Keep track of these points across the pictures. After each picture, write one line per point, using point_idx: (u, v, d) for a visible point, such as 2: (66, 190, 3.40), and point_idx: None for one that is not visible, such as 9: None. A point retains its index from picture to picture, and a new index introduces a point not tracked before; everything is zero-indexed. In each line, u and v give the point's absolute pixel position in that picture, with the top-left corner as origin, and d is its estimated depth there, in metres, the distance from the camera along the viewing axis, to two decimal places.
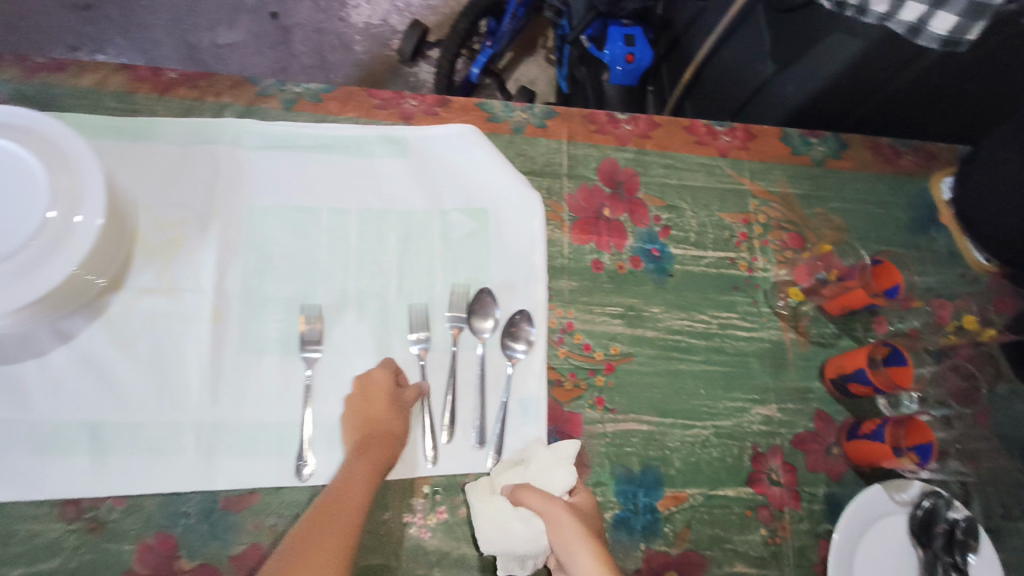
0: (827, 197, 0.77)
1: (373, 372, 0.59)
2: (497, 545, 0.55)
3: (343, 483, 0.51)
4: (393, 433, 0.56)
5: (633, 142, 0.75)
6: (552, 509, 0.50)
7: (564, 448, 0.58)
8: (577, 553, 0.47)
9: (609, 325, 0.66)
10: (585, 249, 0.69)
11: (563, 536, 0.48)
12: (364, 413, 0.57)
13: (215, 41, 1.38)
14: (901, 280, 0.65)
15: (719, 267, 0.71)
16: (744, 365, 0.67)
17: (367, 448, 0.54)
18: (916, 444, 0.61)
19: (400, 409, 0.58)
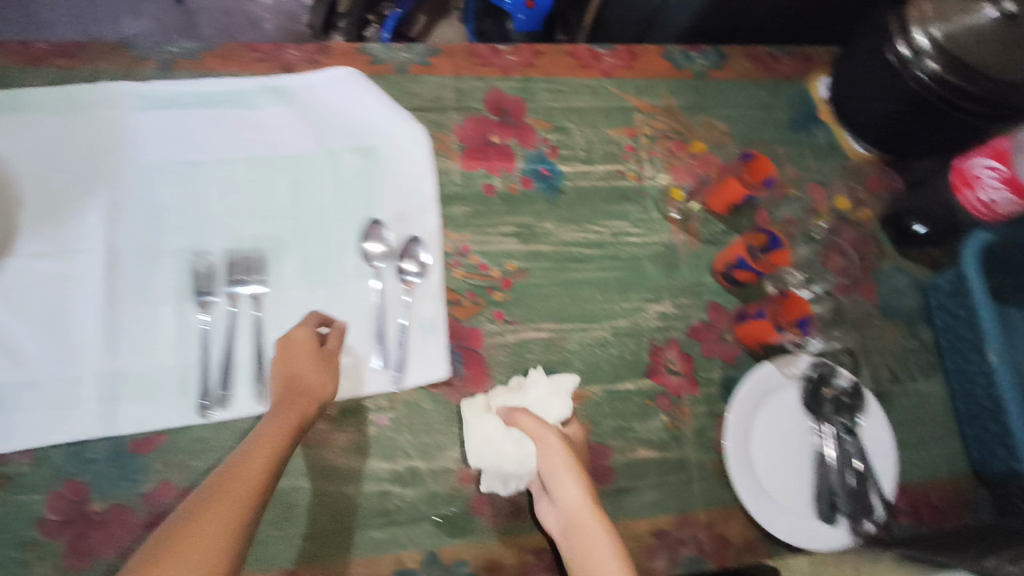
0: (711, 105, 0.79)
1: (293, 331, 0.57)
2: (485, 460, 0.59)
3: (257, 441, 0.46)
4: (317, 397, 0.53)
5: (517, 72, 0.75)
6: (542, 434, 0.55)
7: (563, 380, 0.63)
8: (568, 475, 0.52)
9: (503, 243, 0.68)
10: (476, 175, 0.70)
11: (556, 459, 0.53)
12: (303, 379, 0.54)
13: (119, 33, 1.36)
14: (774, 171, 0.71)
15: (607, 180, 0.73)
16: (638, 269, 0.70)
17: (298, 403, 0.51)
18: (795, 317, 0.67)
19: (330, 375, 0.55)
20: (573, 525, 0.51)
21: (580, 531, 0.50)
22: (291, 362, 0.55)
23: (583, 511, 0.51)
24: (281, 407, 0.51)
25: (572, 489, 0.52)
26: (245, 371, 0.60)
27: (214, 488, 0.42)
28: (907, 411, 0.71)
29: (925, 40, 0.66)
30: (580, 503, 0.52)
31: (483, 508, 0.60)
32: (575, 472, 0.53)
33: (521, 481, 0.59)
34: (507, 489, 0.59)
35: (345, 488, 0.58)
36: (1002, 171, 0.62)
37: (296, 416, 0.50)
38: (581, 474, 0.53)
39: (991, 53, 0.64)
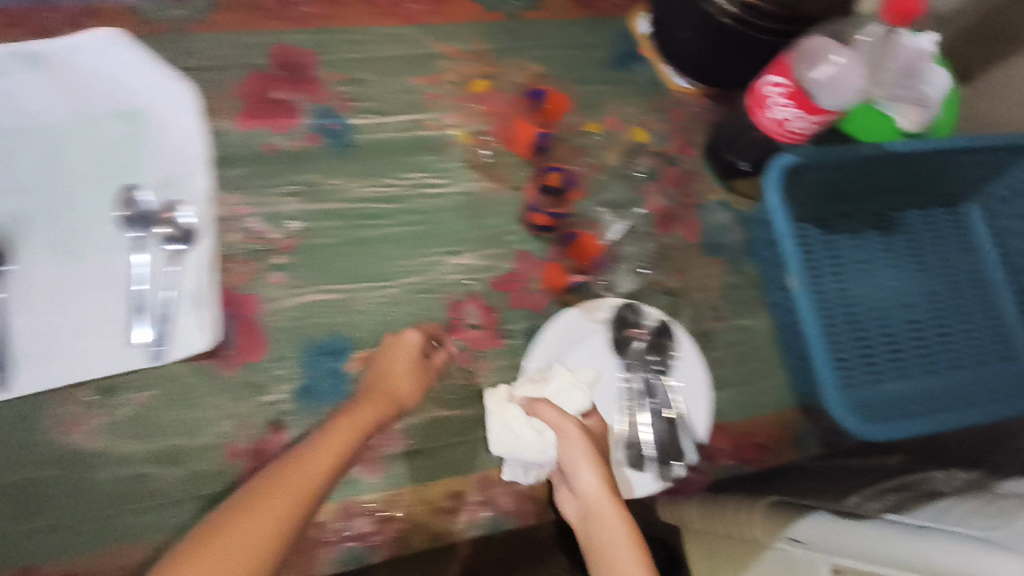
0: (528, 46, 0.73)
1: (406, 334, 0.61)
2: (505, 449, 0.59)
3: (308, 451, 0.51)
4: (394, 399, 0.58)
5: (313, 24, 0.69)
6: (564, 426, 0.54)
7: (593, 370, 0.60)
8: (585, 467, 0.53)
9: (285, 203, 0.64)
10: (255, 134, 0.66)
11: (575, 450, 0.53)
12: (388, 386, 0.58)
13: None
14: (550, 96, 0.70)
15: (404, 130, 0.68)
16: (437, 221, 0.66)
17: (362, 405, 0.56)
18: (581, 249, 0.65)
19: (420, 383, 0.59)
20: (590, 513, 0.52)
21: (602, 520, 0.51)
22: (390, 366, 0.59)
23: (605, 503, 0.52)
24: (350, 405, 0.56)
25: (591, 480, 0.53)
26: None
27: (264, 493, 0.47)
28: (731, 348, 0.68)
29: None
30: (598, 493, 0.52)
31: None
32: (595, 464, 0.53)
33: (542, 470, 0.60)
34: (527, 478, 0.60)
35: (98, 471, 0.55)
36: (788, 86, 0.59)
37: (374, 413, 0.56)
38: (598, 462, 0.53)
39: None
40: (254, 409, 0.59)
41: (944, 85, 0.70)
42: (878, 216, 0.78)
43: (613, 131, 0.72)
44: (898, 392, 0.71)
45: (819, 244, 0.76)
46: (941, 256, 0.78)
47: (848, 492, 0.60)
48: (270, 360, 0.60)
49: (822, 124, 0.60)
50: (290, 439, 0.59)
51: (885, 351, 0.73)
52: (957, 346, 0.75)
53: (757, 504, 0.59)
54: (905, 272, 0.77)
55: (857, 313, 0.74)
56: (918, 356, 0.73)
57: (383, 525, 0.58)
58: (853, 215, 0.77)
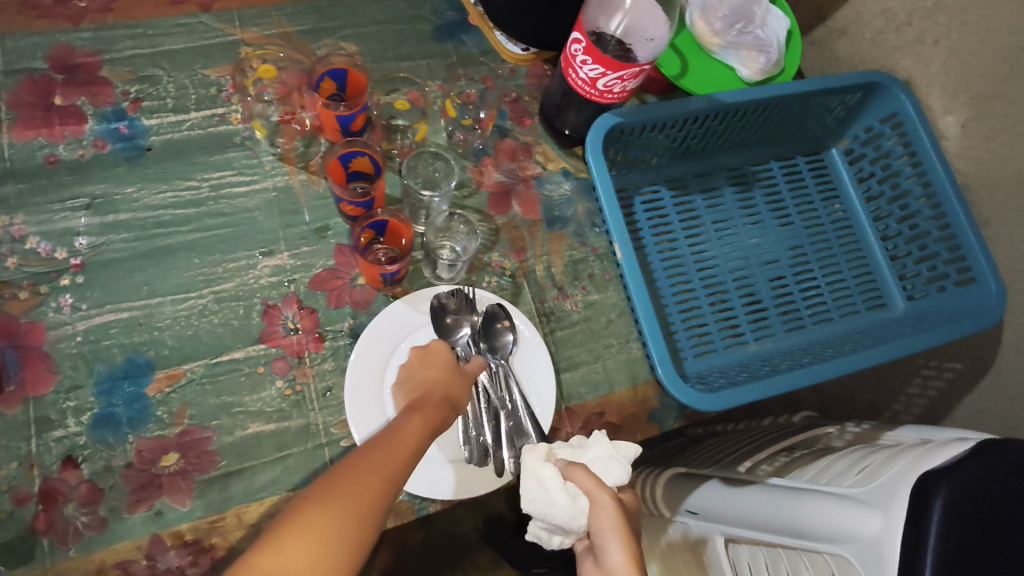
0: (336, 26, 0.70)
1: (430, 344, 0.54)
2: (533, 508, 0.45)
3: (401, 425, 0.43)
4: (453, 400, 0.49)
5: (89, 19, 0.65)
6: (597, 492, 0.44)
7: (623, 448, 0.49)
8: (616, 546, 0.42)
9: (70, 219, 0.59)
10: (34, 145, 0.60)
11: (606, 523, 0.43)
12: (441, 385, 0.50)
13: None
14: (342, 71, 0.60)
15: (204, 127, 0.63)
16: (247, 221, 0.61)
17: (439, 400, 0.48)
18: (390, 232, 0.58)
19: (466, 381, 0.52)
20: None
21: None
22: (433, 364, 0.52)
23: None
24: (419, 407, 0.46)
25: (620, 560, 0.41)
26: None
27: (357, 463, 0.39)
28: (580, 326, 0.64)
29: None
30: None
31: (49, 528, 0.50)
32: (625, 537, 0.42)
33: (566, 536, 0.48)
34: (551, 542, 0.49)
35: None
36: (583, 42, 0.54)
37: (450, 408, 0.48)
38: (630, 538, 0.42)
39: None
40: (42, 446, 0.52)
41: (781, 28, 0.68)
42: (733, 170, 0.73)
43: (420, 106, 0.68)
44: (759, 355, 0.66)
45: (672, 206, 0.70)
46: (803, 205, 0.74)
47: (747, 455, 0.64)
48: (61, 392, 0.54)
49: (629, 81, 0.55)
50: (85, 475, 0.52)
51: (747, 313, 0.68)
52: (825, 298, 0.70)
53: (661, 480, 0.66)
54: (767, 225, 0.72)
55: (714, 275, 0.68)
56: (784, 315, 0.68)
57: (199, 557, 0.51)
58: (708, 173, 0.73)
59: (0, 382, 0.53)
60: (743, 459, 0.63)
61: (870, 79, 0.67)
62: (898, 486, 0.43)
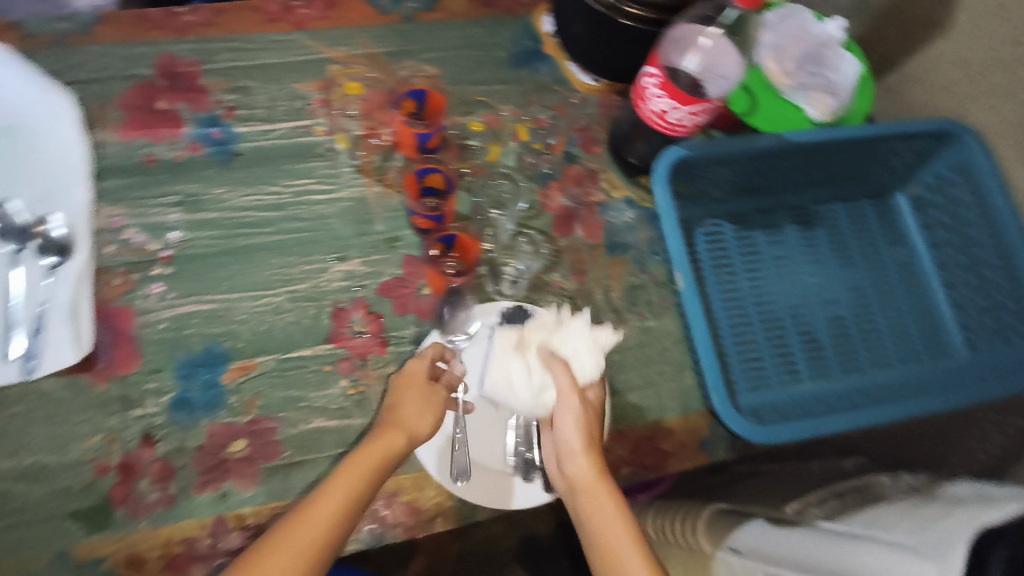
0: (418, 49, 0.74)
1: (409, 366, 0.56)
2: (497, 390, 0.55)
3: (330, 484, 0.47)
4: (408, 434, 0.52)
5: (194, 32, 0.70)
6: (564, 395, 0.53)
7: (600, 337, 0.56)
8: (579, 452, 0.51)
9: (163, 215, 0.63)
10: (136, 144, 0.65)
11: (571, 429, 0.52)
12: (398, 417, 0.52)
13: None
14: (430, 93, 0.65)
15: (291, 137, 0.67)
16: (323, 228, 0.65)
17: (386, 436, 0.51)
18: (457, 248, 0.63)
19: (431, 411, 0.54)
20: (583, 496, 0.50)
21: (590, 502, 0.49)
22: (401, 393, 0.54)
23: (593, 486, 0.49)
24: (364, 448, 0.50)
25: (584, 466, 0.50)
26: None
27: (271, 543, 0.43)
28: (634, 351, 0.66)
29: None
30: (590, 474, 0.50)
31: (125, 499, 0.54)
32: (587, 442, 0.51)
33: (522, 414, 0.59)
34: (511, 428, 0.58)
35: None
36: (659, 77, 0.56)
37: (398, 444, 0.51)
38: (591, 443, 0.51)
39: None
40: (125, 422, 0.56)
41: (853, 73, 0.68)
42: (798, 209, 0.74)
43: (494, 129, 0.71)
44: (814, 395, 0.66)
45: (734, 240, 0.71)
46: (867, 249, 0.73)
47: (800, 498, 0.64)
48: (145, 373, 0.58)
49: (700, 117, 0.57)
50: (160, 453, 0.56)
51: (804, 352, 0.68)
52: (884, 343, 0.69)
53: (701, 516, 0.66)
54: (829, 266, 0.72)
55: (773, 312, 0.69)
56: (842, 356, 0.68)
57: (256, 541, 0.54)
58: (772, 210, 0.73)
59: (91, 359, 0.58)
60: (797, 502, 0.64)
61: (941, 126, 0.66)
62: (953, 538, 0.43)
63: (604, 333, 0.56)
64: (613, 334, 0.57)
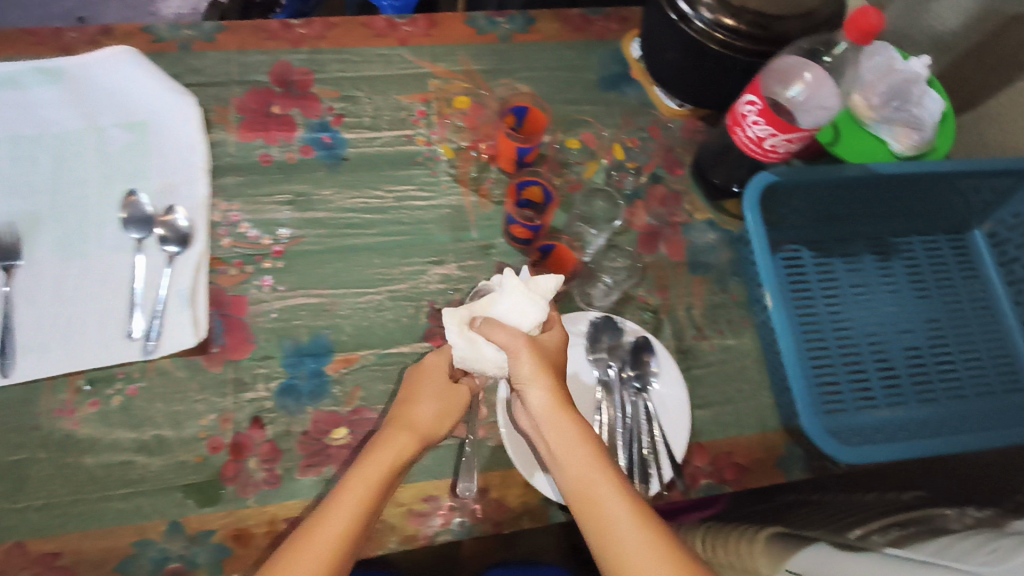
0: (513, 68, 0.78)
1: (426, 359, 0.62)
2: (466, 364, 0.58)
3: (344, 483, 0.50)
4: (424, 433, 0.56)
5: (308, 44, 0.74)
6: (519, 349, 0.53)
7: (544, 284, 0.57)
8: (538, 386, 0.52)
9: (276, 212, 0.67)
10: (252, 145, 0.69)
11: (527, 365, 0.53)
12: (414, 416, 0.56)
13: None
14: (530, 109, 0.67)
15: (394, 145, 0.71)
16: (422, 232, 0.68)
17: (400, 437, 0.55)
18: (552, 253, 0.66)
19: (445, 411, 0.58)
20: (546, 422, 0.52)
21: (561, 442, 0.51)
22: (419, 392, 0.59)
23: (553, 415, 0.51)
24: (373, 449, 0.53)
25: (542, 398, 0.52)
26: None
27: (295, 545, 0.47)
28: (712, 367, 0.68)
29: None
30: (548, 404, 0.52)
31: (234, 476, 0.57)
32: (547, 382, 0.52)
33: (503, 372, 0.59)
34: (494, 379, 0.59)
35: (84, 457, 0.56)
36: (759, 104, 0.59)
37: (412, 444, 0.55)
38: (552, 381, 0.53)
39: None
40: (237, 404, 0.60)
41: (937, 109, 0.70)
42: (875, 240, 0.76)
43: (592, 147, 0.75)
44: (889, 420, 0.67)
45: (812, 266, 0.74)
46: (942, 282, 0.75)
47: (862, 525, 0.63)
48: (256, 359, 0.61)
49: (796, 144, 0.60)
50: (269, 435, 0.59)
51: (880, 378, 0.69)
52: (959, 374, 0.71)
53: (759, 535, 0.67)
54: (904, 296, 0.74)
55: (850, 337, 0.71)
56: (917, 384, 0.70)
57: None
58: (848, 238, 0.76)
59: (207, 342, 0.61)
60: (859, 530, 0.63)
61: None
62: None
63: (544, 278, 0.58)
64: (555, 278, 0.58)
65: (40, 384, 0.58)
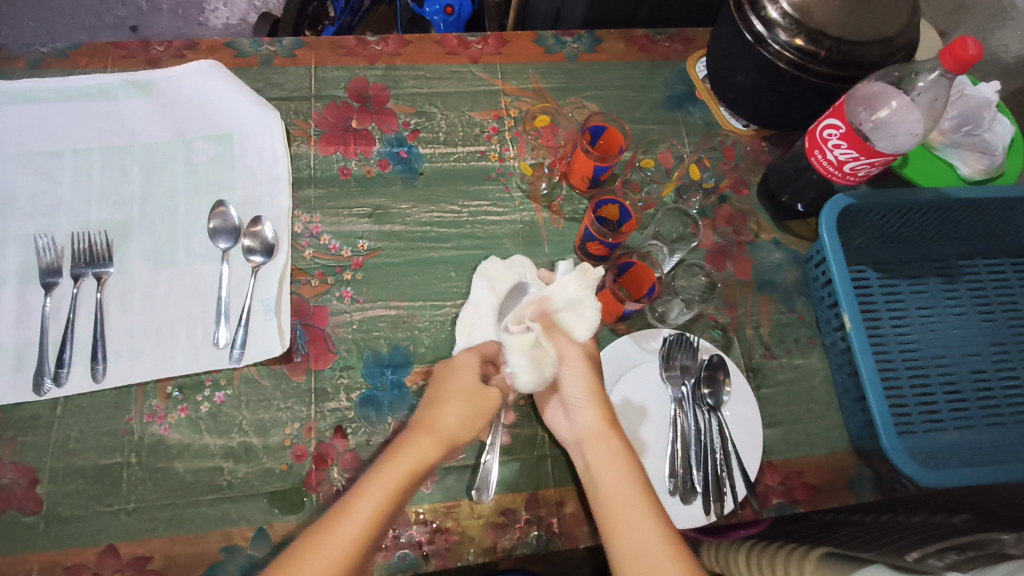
0: (581, 86, 0.79)
1: (458, 358, 0.60)
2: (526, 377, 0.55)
3: (367, 479, 0.51)
4: (448, 438, 0.55)
5: (383, 60, 0.77)
6: (573, 360, 0.57)
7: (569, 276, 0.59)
8: (588, 404, 0.56)
9: (355, 225, 0.68)
10: (332, 158, 0.71)
11: (580, 382, 0.56)
12: (439, 420, 0.55)
13: (54, 33, 1.32)
14: (607, 126, 0.68)
15: (468, 161, 0.73)
16: (497, 246, 0.70)
17: (423, 442, 0.54)
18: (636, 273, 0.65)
19: (476, 413, 0.56)
20: (588, 442, 0.55)
21: (604, 462, 0.53)
22: (449, 394, 0.57)
23: (601, 433, 0.55)
24: (396, 448, 0.54)
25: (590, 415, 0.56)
26: (76, 348, 0.59)
27: (311, 538, 0.47)
28: (783, 386, 0.68)
29: (776, 11, 0.62)
30: (593, 425, 0.55)
31: (317, 485, 0.58)
32: (596, 404, 0.56)
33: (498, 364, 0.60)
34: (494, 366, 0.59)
35: (174, 463, 0.57)
36: (842, 128, 0.60)
37: (434, 450, 0.54)
38: (600, 402, 0.56)
39: (839, 14, 0.60)
40: (320, 413, 0.60)
41: (1006, 134, 0.71)
42: (939, 262, 0.76)
43: (666, 166, 0.76)
44: (959, 443, 0.67)
45: (878, 287, 0.74)
46: (1008, 303, 0.75)
47: (911, 545, 0.58)
48: (338, 369, 0.62)
49: (879, 167, 0.60)
50: (351, 445, 0.59)
51: (948, 400, 0.69)
52: None
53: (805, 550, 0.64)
54: (970, 318, 0.74)
55: (918, 359, 0.71)
56: (984, 408, 0.69)
57: (435, 536, 0.57)
58: (914, 260, 0.76)
59: (290, 352, 0.62)
60: (908, 548, 0.57)
61: None
62: None
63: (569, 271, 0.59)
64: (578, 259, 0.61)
65: (132, 389, 0.59)
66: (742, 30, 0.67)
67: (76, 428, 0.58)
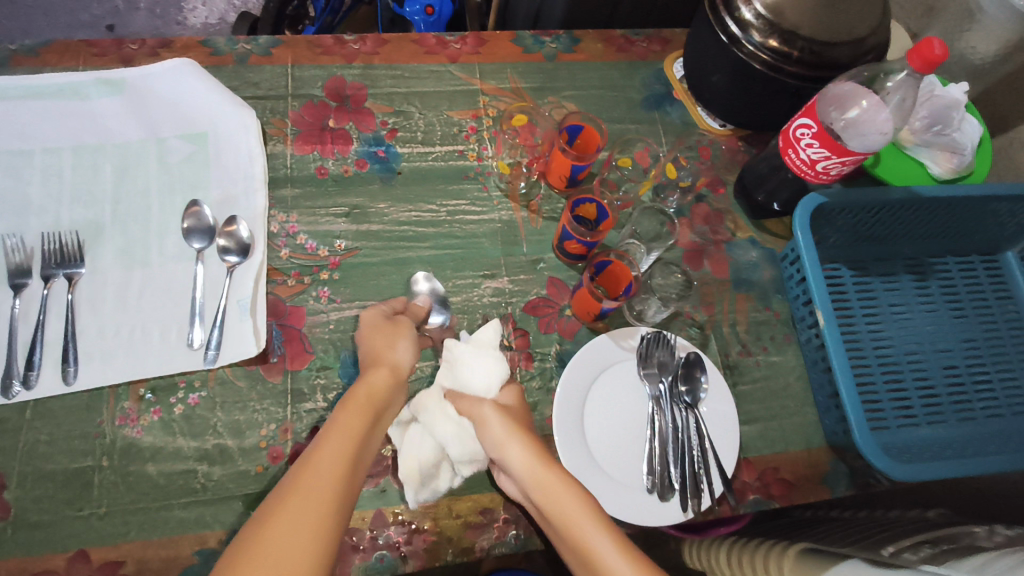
0: (560, 86, 0.79)
1: (363, 316, 0.61)
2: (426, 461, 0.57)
3: (333, 425, 0.50)
4: (400, 369, 0.57)
5: (361, 59, 0.76)
6: (491, 420, 0.57)
7: (486, 336, 0.63)
8: (512, 444, 0.54)
9: (332, 224, 0.68)
10: (308, 158, 0.70)
11: (497, 432, 0.56)
12: (383, 358, 0.57)
13: (29, 31, 1.29)
14: (583, 123, 0.68)
15: (447, 160, 0.73)
16: (474, 246, 0.70)
17: (375, 376, 0.56)
18: (614, 271, 0.65)
19: (406, 340, 0.60)
20: (532, 486, 0.52)
21: (543, 492, 0.51)
22: (371, 337, 0.59)
23: (539, 471, 0.52)
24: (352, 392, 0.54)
25: (517, 455, 0.54)
26: (46, 350, 0.58)
27: (295, 478, 0.45)
28: (759, 384, 0.69)
29: (750, 12, 0.63)
30: (530, 465, 0.53)
31: None
32: (524, 440, 0.54)
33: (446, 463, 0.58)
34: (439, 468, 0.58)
35: (146, 466, 0.56)
36: (814, 127, 0.61)
37: (388, 379, 0.56)
38: (524, 438, 0.55)
39: (811, 15, 0.61)
40: (296, 414, 0.60)
41: (976, 134, 0.72)
42: (910, 259, 0.77)
43: (644, 165, 0.77)
44: (930, 438, 0.68)
45: (852, 285, 0.75)
46: (978, 301, 0.76)
47: (886, 540, 0.58)
48: (315, 369, 0.62)
49: (850, 166, 0.61)
50: None
51: (920, 397, 0.70)
52: (996, 389, 0.72)
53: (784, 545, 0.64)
54: (941, 315, 0.75)
55: (890, 355, 0.72)
56: (956, 402, 0.70)
57: (412, 536, 0.57)
58: (886, 258, 0.77)
59: (266, 353, 0.62)
60: (883, 543, 0.58)
61: None
62: None
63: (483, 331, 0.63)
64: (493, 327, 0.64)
65: (105, 392, 0.58)
66: (715, 29, 0.67)
67: (46, 432, 0.57)
